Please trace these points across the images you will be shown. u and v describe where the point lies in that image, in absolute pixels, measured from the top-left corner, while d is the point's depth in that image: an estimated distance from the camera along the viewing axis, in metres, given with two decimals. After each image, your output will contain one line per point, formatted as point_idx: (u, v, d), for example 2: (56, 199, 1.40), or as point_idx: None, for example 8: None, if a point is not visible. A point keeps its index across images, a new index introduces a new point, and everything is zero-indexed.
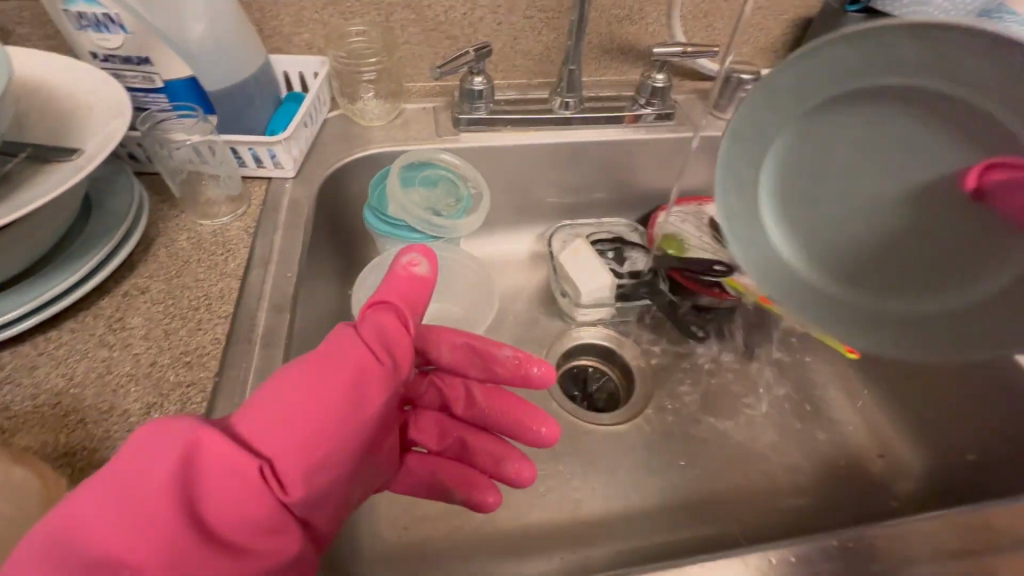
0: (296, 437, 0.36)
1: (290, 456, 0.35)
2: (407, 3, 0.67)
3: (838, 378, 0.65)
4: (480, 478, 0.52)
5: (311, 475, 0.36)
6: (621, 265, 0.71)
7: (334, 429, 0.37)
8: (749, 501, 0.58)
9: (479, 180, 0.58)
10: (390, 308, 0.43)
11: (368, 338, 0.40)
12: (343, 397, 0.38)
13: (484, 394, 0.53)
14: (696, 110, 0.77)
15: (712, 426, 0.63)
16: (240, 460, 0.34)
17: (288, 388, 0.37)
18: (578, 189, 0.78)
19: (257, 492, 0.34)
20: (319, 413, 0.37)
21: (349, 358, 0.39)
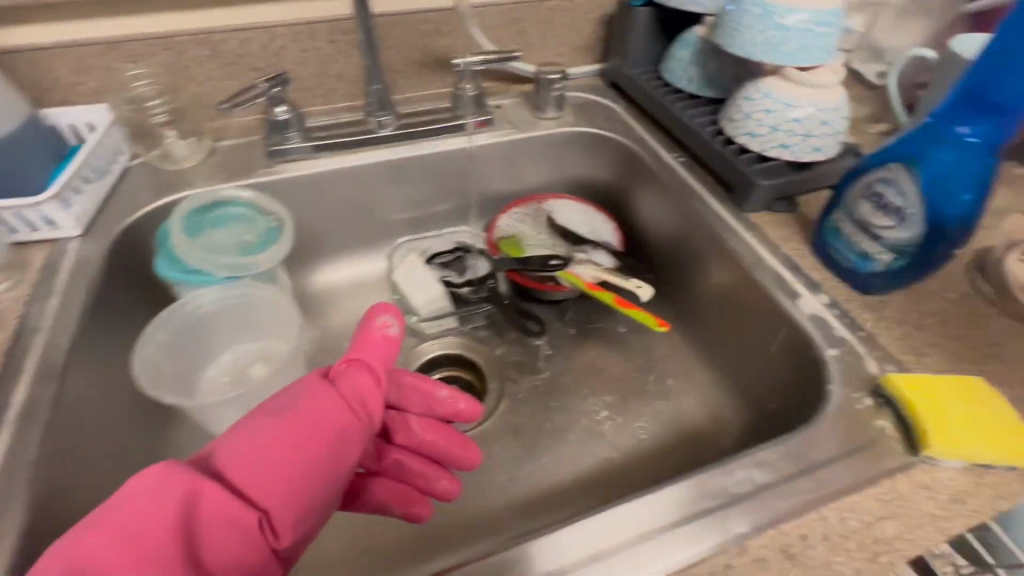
0: (288, 486, 0.40)
1: (282, 503, 0.40)
2: (195, 40, 0.65)
3: (675, 351, 0.68)
4: (411, 492, 0.52)
5: (300, 519, 0.41)
6: (462, 274, 0.71)
7: (321, 478, 0.42)
8: (595, 485, 0.60)
9: (281, 211, 0.58)
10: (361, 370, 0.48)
11: (344, 399, 0.46)
12: (329, 451, 0.43)
13: (423, 425, 0.53)
14: (520, 112, 0.80)
15: (561, 415, 0.65)
16: (239, 513, 0.38)
17: (277, 443, 0.41)
18: (419, 204, 0.79)
19: (253, 537, 0.38)
20: (306, 465, 0.41)
21: (331, 416, 0.44)
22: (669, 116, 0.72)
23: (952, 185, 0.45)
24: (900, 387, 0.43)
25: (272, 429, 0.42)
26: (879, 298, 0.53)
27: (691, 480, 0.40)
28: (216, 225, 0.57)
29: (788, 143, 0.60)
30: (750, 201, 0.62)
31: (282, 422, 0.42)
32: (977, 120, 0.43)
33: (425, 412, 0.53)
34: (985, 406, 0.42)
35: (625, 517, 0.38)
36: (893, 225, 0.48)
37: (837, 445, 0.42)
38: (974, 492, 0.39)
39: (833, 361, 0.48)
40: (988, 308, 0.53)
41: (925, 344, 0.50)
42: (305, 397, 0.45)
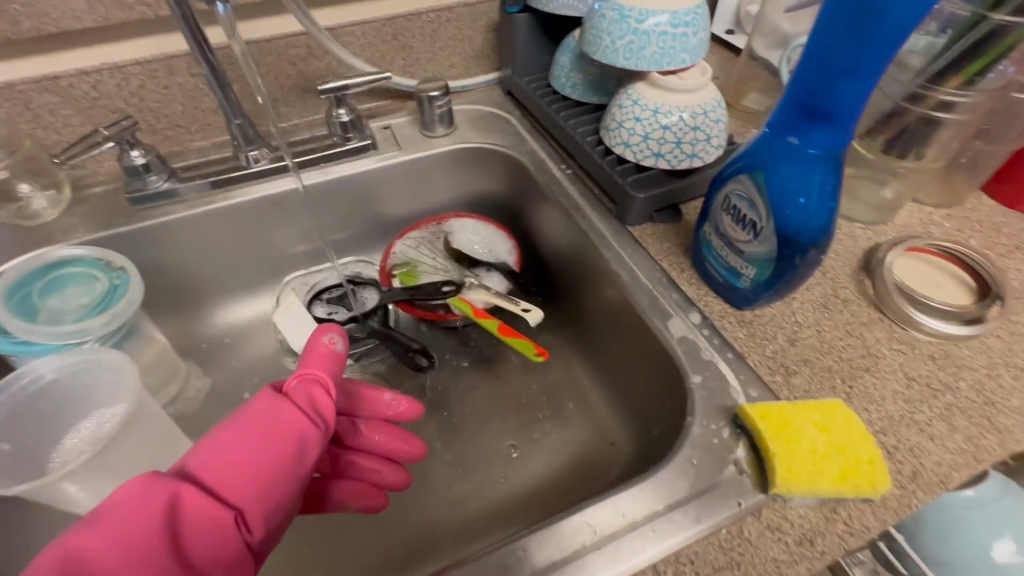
0: (258, 484, 0.37)
1: (255, 499, 0.37)
2: (41, 88, 0.61)
3: (573, 374, 0.65)
4: (361, 487, 0.50)
5: (277, 514, 0.38)
6: (349, 310, 0.68)
7: (294, 473, 0.39)
8: (487, 526, 0.56)
9: (120, 255, 0.56)
10: (316, 377, 0.43)
11: (301, 402, 0.41)
12: (296, 453, 0.39)
13: (371, 427, 0.50)
14: (409, 132, 0.76)
15: (455, 451, 0.62)
16: (215, 519, 0.35)
17: (242, 443, 0.38)
18: (312, 235, 0.75)
19: (230, 538, 0.35)
20: (275, 466, 0.38)
21: (292, 418, 0.40)
22: (556, 126, 0.69)
23: (795, 200, 0.41)
24: (755, 419, 0.40)
25: (235, 436, 0.38)
26: (756, 312, 0.50)
27: (524, 541, 0.37)
28: (43, 297, 0.54)
29: (662, 152, 0.57)
30: (631, 214, 0.59)
31: (245, 430, 0.38)
32: (811, 129, 0.40)
33: (372, 415, 0.50)
34: (843, 432, 0.39)
35: (543, 540, 0.37)
36: (750, 239, 0.46)
37: (686, 487, 0.39)
38: (824, 530, 0.37)
39: (696, 388, 0.45)
40: (868, 315, 0.50)
41: (797, 361, 0.47)
42: (262, 401, 0.40)
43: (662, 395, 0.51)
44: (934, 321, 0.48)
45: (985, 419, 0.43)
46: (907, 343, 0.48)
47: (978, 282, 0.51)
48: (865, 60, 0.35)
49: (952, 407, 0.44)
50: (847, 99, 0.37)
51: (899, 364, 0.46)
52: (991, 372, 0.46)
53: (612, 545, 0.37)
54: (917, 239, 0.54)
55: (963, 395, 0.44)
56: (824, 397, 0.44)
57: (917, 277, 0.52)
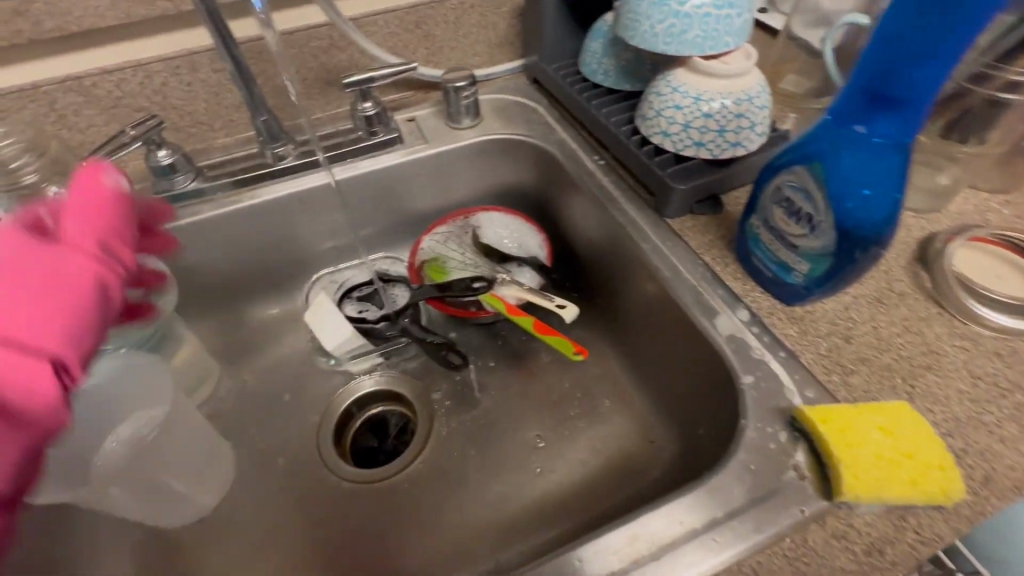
0: (58, 313, 0.34)
1: (59, 331, 0.33)
2: (66, 88, 0.61)
3: (608, 370, 0.64)
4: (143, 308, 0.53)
5: (87, 349, 0.35)
6: (380, 308, 0.68)
7: (102, 300, 0.38)
8: (526, 527, 0.56)
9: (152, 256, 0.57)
10: (75, 222, 0.39)
11: (77, 243, 0.38)
12: (93, 289, 0.37)
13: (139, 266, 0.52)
14: (434, 124, 0.74)
15: (489, 450, 0.61)
16: (18, 363, 0.30)
17: (26, 276, 0.33)
18: (337, 231, 0.73)
19: (49, 381, 0.31)
20: (73, 294, 0.35)
21: (72, 261, 0.36)
22: (587, 115, 0.67)
23: (858, 191, 0.39)
24: (816, 423, 0.38)
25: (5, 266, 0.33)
26: (806, 308, 0.48)
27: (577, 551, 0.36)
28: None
29: (703, 141, 0.54)
30: (670, 206, 0.57)
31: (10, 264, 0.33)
32: (877, 115, 0.38)
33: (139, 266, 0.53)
34: (910, 434, 0.37)
35: (609, 545, 0.36)
36: (804, 233, 0.43)
37: (743, 495, 0.38)
38: (893, 539, 0.35)
39: (748, 389, 0.43)
40: (927, 309, 0.48)
41: (853, 360, 0.45)
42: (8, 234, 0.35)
43: (707, 393, 0.50)
44: (999, 316, 0.46)
45: None
46: (970, 339, 0.46)
47: None
48: (934, 44, 0.33)
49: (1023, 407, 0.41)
50: (916, 86, 0.35)
51: (963, 361, 0.44)
52: None
53: (669, 555, 0.36)
54: (976, 228, 0.52)
55: None
56: (884, 398, 0.42)
57: (978, 267, 0.49)
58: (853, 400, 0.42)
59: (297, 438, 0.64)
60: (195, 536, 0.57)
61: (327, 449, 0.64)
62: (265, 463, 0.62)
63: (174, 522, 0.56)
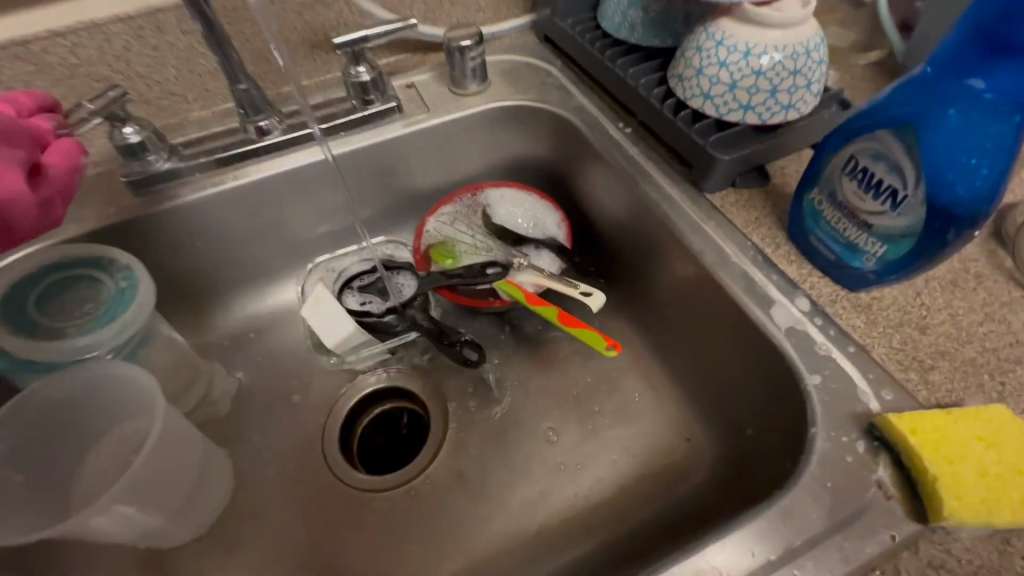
0: None
1: None
2: (10, 55, 0.52)
3: (637, 362, 0.59)
4: None
5: None
6: (385, 299, 0.61)
7: None
8: (557, 536, 0.51)
9: (114, 249, 0.49)
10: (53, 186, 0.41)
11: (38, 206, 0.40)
12: None
13: None
14: (437, 90, 0.67)
15: (511, 452, 0.56)
16: None
17: None
18: (332, 213, 0.66)
19: None
20: None
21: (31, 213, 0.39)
22: (610, 77, 0.59)
23: (963, 160, 0.33)
24: (904, 434, 0.33)
25: None
26: (873, 294, 0.43)
27: None
28: (38, 310, 0.46)
29: (752, 103, 0.47)
30: (711, 180, 0.50)
31: None
32: (997, 68, 0.32)
33: None
34: (1014, 445, 0.32)
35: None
36: (884, 210, 0.37)
37: (821, 519, 0.33)
38: (999, 567, 0.31)
39: (815, 392, 0.38)
40: (1009, 293, 0.43)
41: (932, 353, 0.40)
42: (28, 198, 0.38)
43: (759, 390, 0.45)
44: None
45: None
46: None
47: None
48: None
49: None
50: None
51: None
52: None
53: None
54: None
55: None
56: (972, 399, 0.37)
57: None
58: (936, 402, 0.37)
59: (302, 443, 0.59)
60: (198, 554, 0.52)
61: (335, 455, 0.59)
62: (269, 472, 0.57)
63: (173, 542, 0.51)
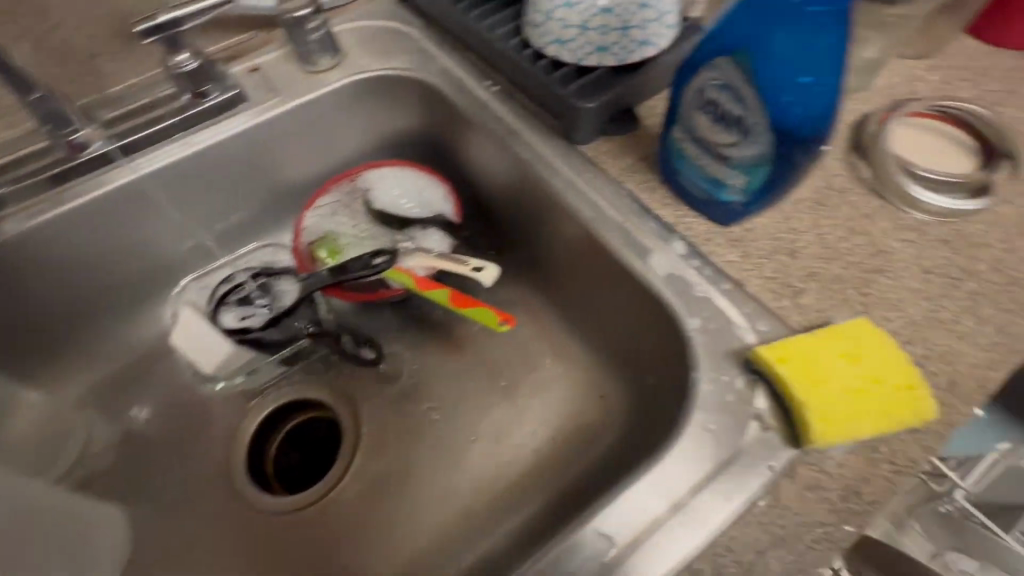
0: None
1: None
2: None
3: (544, 327, 0.57)
4: None
5: None
6: (267, 310, 0.56)
7: None
8: (484, 516, 0.51)
9: None
10: None
11: None
12: None
13: None
14: (286, 70, 0.59)
15: (429, 443, 0.54)
16: None
17: None
18: (194, 225, 0.59)
19: None
20: None
21: None
22: (468, 32, 0.54)
23: (796, 81, 0.33)
24: (773, 365, 0.33)
25: None
26: (745, 226, 0.43)
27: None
28: None
29: (605, 44, 0.45)
30: (580, 131, 0.48)
31: None
32: None
33: None
34: (872, 355, 0.33)
35: (569, 555, 0.31)
36: (737, 140, 0.36)
37: (705, 462, 0.33)
38: (868, 475, 0.32)
39: (696, 334, 0.38)
40: (870, 204, 0.43)
41: (801, 277, 0.40)
42: None
43: (652, 340, 0.44)
44: (936, 197, 0.42)
45: (1013, 303, 0.38)
46: (915, 229, 0.42)
47: (981, 143, 0.45)
48: None
49: (977, 294, 0.38)
50: None
51: (911, 255, 0.40)
52: (1010, 245, 0.40)
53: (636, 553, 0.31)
54: (914, 103, 0.47)
55: (986, 279, 0.39)
56: (839, 315, 0.38)
57: (916, 146, 0.45)
58: (807, 325, 0.38)
59: (206, 478, 0.55)
60: None
61: (244, 482, 0.55)
62: (172, 518, 0.52)
63: None
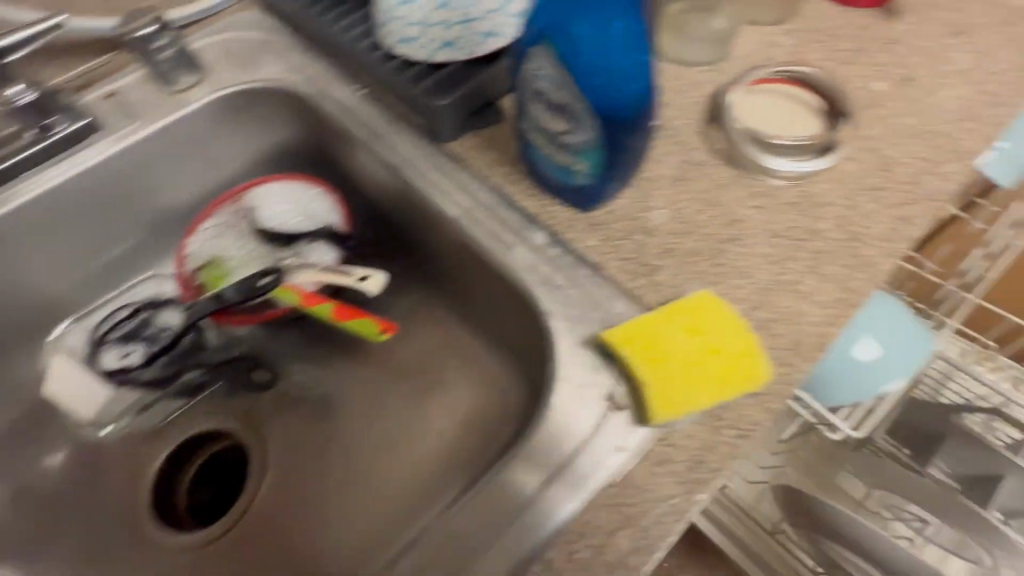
0: None
1: None
2: None
3: (445, 327, 0.56)
4: None
5: None
6: (149, 345, 0.55)
7: None
8: (386, 520, 0.50)
9: None
10: None
11: None
12: None
13: None
14: (144, 92, 0.56)
15: (336, 458, 0.54)
16: None
17: None
18: (67, 266, 0.56)
19: None
20: None
21: None
22: (325, 36, 0.53)
23: (605, 71, 0.33)
24: (620, 348, 0.34)
25: None
26: (605, 210, 0.43)
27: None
28: None
29: (451, 39, 0.45)
30: (442, 129, 0.47)
31: None
32: None
33: None
34: (710, 328, 0.34)
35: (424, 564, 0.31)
36: (570, 127, 0.36)
37: (558, 451, 0.33)
38: (712, 444, 0.33)
39: (555, 323, 0.38)
40: (724, 174, 0.44)
41: (657, 254, 0.40)
42: None
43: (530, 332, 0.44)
44: (785, 162, 0.43)
45: (852, 258, 0.39)
46: (766, 194, 0.43)
47: (825, 104, 0.46)
48: None
49: (820, 253, 0.39)
50: None
51: (761, 221, 0.41)
52: (851, 202, 0.42)
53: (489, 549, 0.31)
54: (762, 70, 0.48)
55: (829, 237, 0.40)
56: (692, 288, 0.39)
57: (762, 113, 0.46)
58: (662, 302, 0.38)
59: (105, 525, 0.52)
60: None
61: (150, 522, 0.53)
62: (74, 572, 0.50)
63: None
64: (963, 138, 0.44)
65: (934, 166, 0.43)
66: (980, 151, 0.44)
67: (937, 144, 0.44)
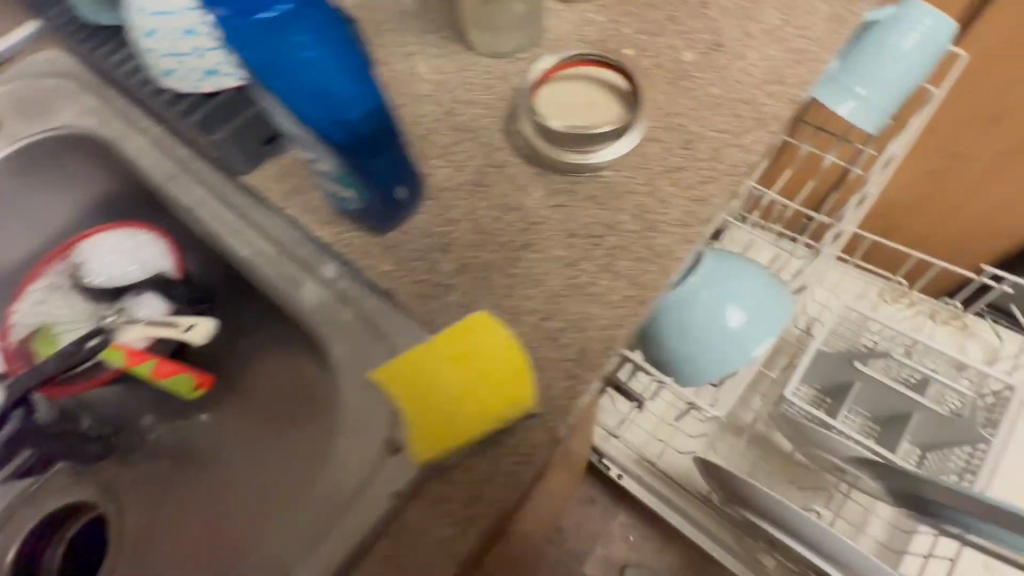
0: None
1: None
2: None
3: (279, 356, 0.52)
4: None
5: None
6: None
7: None
8: (220, 571, 0.46)
9: None
10: None
11: None
12: None
13: None
14: None
15: (183, 509, 0.50)
16: None
17: None
18: None
19: None
20: None
21: None
22: (104, 72, 0.48)
23: (327, 108, 0.31)
24: (387, 386, 0.32)
25: None
26: (401, 229, 0.40)
27: None
28: None
29: (212, 66, 0.41)
30: (236, 159, 0.43)
31: None
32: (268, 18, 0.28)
33: None
34: (478, 350, 0.32)
35: None
36: (318, 158, 0.36)
37: (336, 500, 0.32)
38: (491, 474, 0.31)
39: (340, 364, 0.36)
40: (526, 173, 0.42)
41: (451, 272, 0.38)
42: None
43: None
44: (594, 150, 0.40)
45: (647, 250, 0.37)
46: (567, 190, 0.41)
47: (630, 82, 0.44)
48: None
49: (615, 249, 0.38)
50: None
51: (559, 221, 0.39)
52: (651, 188, 0.40)
53: None
54: (561, 56, 0.45)
55: (625, 230, 0.38)
56: (482, 305, 0.37)
57: (562, 108, 0.44)
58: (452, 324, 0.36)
59: None
60: None
61: None
62: None
63: None
64: (766, 102, 0.43)
65: (736, 138, 0.41)
66: (784, 115, 0.42)
67: (740, 113, 0.42)
